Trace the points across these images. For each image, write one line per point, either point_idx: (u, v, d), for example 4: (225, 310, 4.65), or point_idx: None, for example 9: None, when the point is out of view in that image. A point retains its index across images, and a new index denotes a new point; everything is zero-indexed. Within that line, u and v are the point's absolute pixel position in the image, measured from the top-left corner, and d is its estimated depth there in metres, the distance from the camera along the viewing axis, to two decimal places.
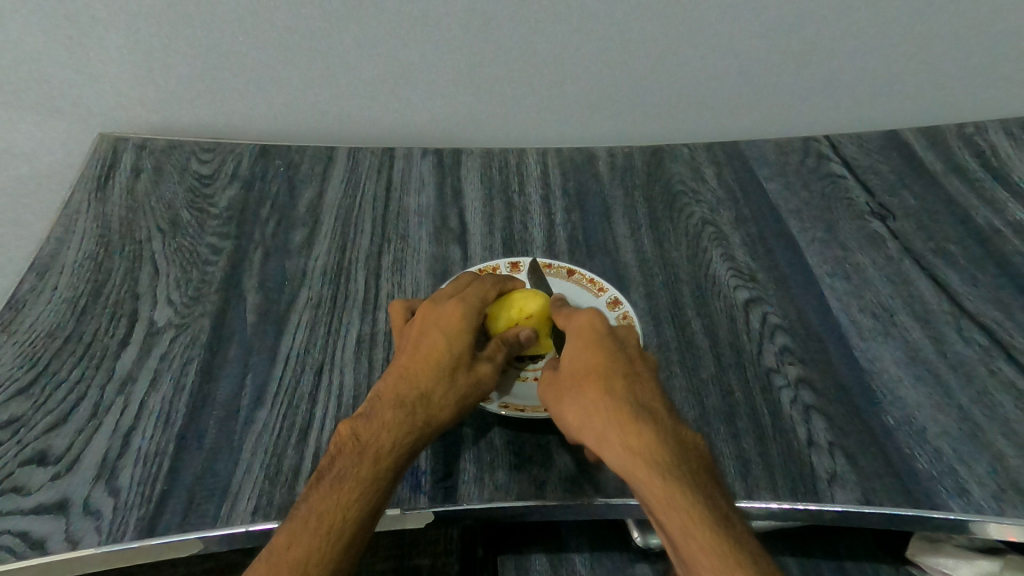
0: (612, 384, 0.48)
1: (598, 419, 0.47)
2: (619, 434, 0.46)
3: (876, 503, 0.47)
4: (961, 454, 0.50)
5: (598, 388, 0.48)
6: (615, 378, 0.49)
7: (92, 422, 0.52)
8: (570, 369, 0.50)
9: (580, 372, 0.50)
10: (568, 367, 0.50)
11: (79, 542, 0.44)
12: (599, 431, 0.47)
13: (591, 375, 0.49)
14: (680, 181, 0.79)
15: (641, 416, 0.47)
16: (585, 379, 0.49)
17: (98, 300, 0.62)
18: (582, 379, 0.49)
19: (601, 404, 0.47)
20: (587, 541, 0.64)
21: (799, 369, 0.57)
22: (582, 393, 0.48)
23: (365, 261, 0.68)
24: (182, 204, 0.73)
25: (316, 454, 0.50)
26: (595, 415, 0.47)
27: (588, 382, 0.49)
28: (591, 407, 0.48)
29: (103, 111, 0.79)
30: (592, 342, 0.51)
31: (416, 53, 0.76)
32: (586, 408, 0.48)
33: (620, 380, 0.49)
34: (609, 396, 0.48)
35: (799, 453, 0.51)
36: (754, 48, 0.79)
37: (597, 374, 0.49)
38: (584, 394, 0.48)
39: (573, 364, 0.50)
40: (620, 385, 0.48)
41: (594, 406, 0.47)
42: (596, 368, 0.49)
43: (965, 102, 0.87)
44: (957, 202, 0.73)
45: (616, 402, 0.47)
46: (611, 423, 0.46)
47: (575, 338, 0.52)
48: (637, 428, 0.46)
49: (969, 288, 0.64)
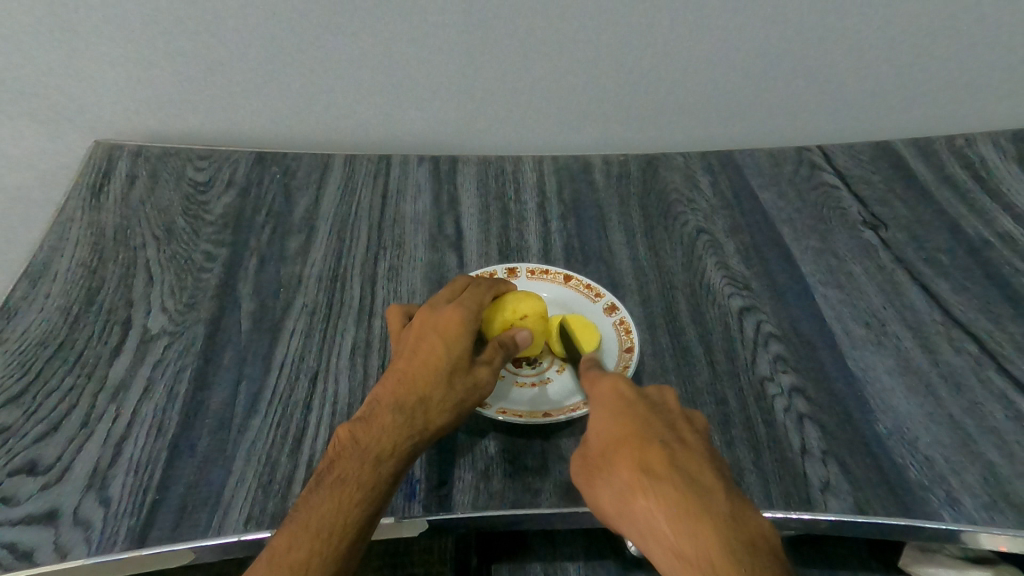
0: (649, 461, 0.45)
1: (639, 508, 0.43)
2: (666, 527, 0.42)
3: (870, 513, 0.47)
4: (953, 464, 0.51)
5: (634, 468, 0.45)
6: (652, 454, 0.45)
7: (84, 430, 0.51)
8: (601, 446, 0.47)
9: (612, 449, 0.46)
10: (599, 444, 0.47)
11: (68, 553, 0.44)
12: (643, 522, 0.43)
13: (625, 452, 0.46)
14: (675, 189, 0.79)
15: (690, 502, 0.43)
16: (619, 457, 0.45)
17: (92, 307, 0.62)
18: (615, 459, 0.46)
19: (641, 489, 0.44)
20: (582, 550, 0.65)
21: (793, 377, 0.57)
22: (616, 474, 0.45)
23: (361, 269, 0.68)
24: (177, 211, 0.73)
25: (310, 463, 0.50)
26: (636, 503, 0.43)
27: (622, 461, 0.45)
28: (630, 491, 0.44)
29: (100, 118, 0.79)
30: (618, 407, 0.48)
31: (414, 62, 0.76)
32: (624, 492, 0.44)
33: (657, 456, 0.45)
34: (648, 477, 0.44)
35: (793, 462, 0.51)
36: (748, 59, 0.80)
37: (631, 450, 0.45)
38: (619, 476, 0.45)
39: (603, 440, 0.47)
40: (658, 460, 0.45)
41: (633, 489, 0.44)
42: (627, 441, 0.46)
43: (956, 114, 0.88)
44: (949, 212, 0.74)
45: (658, 485, 0.43)
46: (655, 512, 0.43)
47: (601, 406, 0.49)
48: (686, 518, 0.42)
49: (960, 298, 0.65)
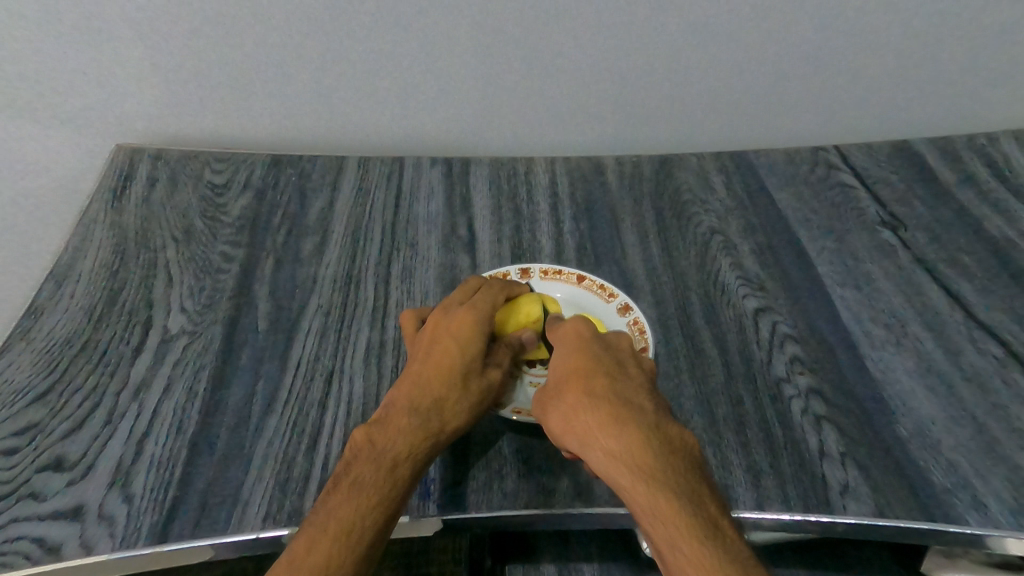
0: (592, 386, 0.50)
1: (579, 424, 0.48)
2: (601, 440, 0.47)
3: (890, 517, 0.47)
4: (978, 467, 0.50)
5: (580, 392, 0.49)
6: (596, 381, 0.50)
7: (107, 429, 0.53)
8: (554, 377, 0.52)
9: (563, 379, 0.51)
10: (554, 376, 0.52)
11: (93, 548, 0.45)
12: (581, 436, 0.47)
13: (574, 380, 0.50)
14: (689, 191, 0.79)
15: (623, 419, 0.47)
16: (568, 384, 0.50)
17: (114, 308, 0.63)
18: (565, 385, 0.51)
19: (582, 410, 0.48)
20: (596, 551, 0.66)
21: (810, 379, 0.57)
22: (564, 399, 0.50)
23: (375, 270, 0.68)
24: (195, 213, 0.74)
25: (326, 461, 0.51)
26: (576, 421, 0.48)
27: (570, 388, 0.50)
28: (573, 412, 0.49)
29: (122, 124, 0.81)
30: (576, 343, 0.53)
31: (427, 63, 0.77)
32: (567, 414, 0.49)
33: (600, 383, 0.50)
34: (589, 400, 0.49)
35: (811, 464, 0.50)
36: (760, 59, 0.79)
37: (579, 380, 0.50)
38: (566, 399, 0.50)
39: (559, 371, 0.52)
40: (603, 386, 0.50)
41: (576, 409, 0.49)
42: (578, 371, 0.51)
43: (975, 113, 0.87)
44: (970, 212, 0.73)
45: (598, 407, 0.48)
46: (592, 428, 0.47)
47: (561, 346, 0.54)
48: (619, 432, 0.47)
49: (983, 298, 0.64)
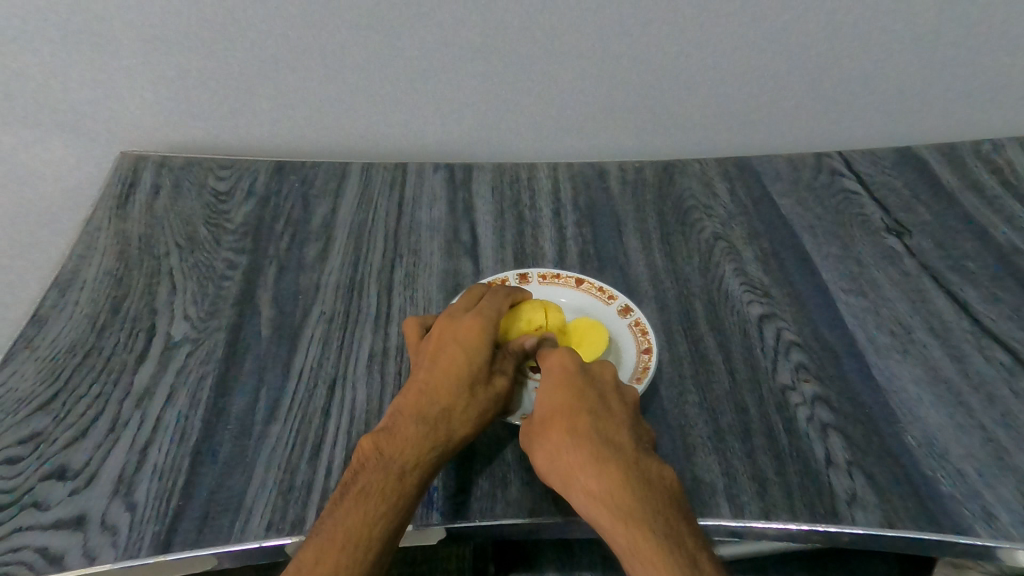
0: (575, 425, 0.48)
1: (563, 464, 0.47)
2: (583, 481, 0.46)
3: (899, 527, 0.46)
4: (987, 477, 0.49)
5: (562, 430, 0.48)
6: (578, 419, 0.49)
7: (110, 437, 0.52)
8: (537, 413, 0.50)
9: (544, 415, 0.50)
10: (537, 412, 0.50)
11: (96, 557, 0.45)
12: (564, 476, 0.47)
13: (556, 418, 0.49)
14: (692, 197, 0.78)
15: (605, 460, 0.47)
16: (550, 422, 0.49)
17: (118, 315, 0.63)
18: (547, 423, 0.49)
19: (564, 450, 0.47)
20: (600, 561, 0.66)
21: (816, 386, 0.56)
22: (547, 437, 0.48)
23: (378, 277, 0.68)
24: (199, 220, 0.74)
25: (329, 470, 0.50)
26: (558, 461, 0.47)
27: (553, 425, 0.49)
28: (556, 451, 0.48)
29: (127, 131, 0.81)
30: (558, 377, 0.51)
31: (430, 69, 0.77)
32: (550, 453, 0.48)
33: (583, 421, 0.49)
34: (571, 438, 0.48)
35: (818, 472, 0.50)
36: (763, 65, 0.79)
37: (562, 418, 0.49)
38: (548, 438, 0.48)
39: (541, 406, 0.50)
40: (585, 424, 0.48)
41: (559, 449, 0.47)
42: (561, 407, 0.50)
43: (980, 119, 0.86)
44: (976, 218, 0.73)
45: (580, 447, 0.47)
46: (575, 468, 0.46)
47: (543, 379, 0.52)
48: (600, 473, 0.46)
49: (990, 305, 0.63)
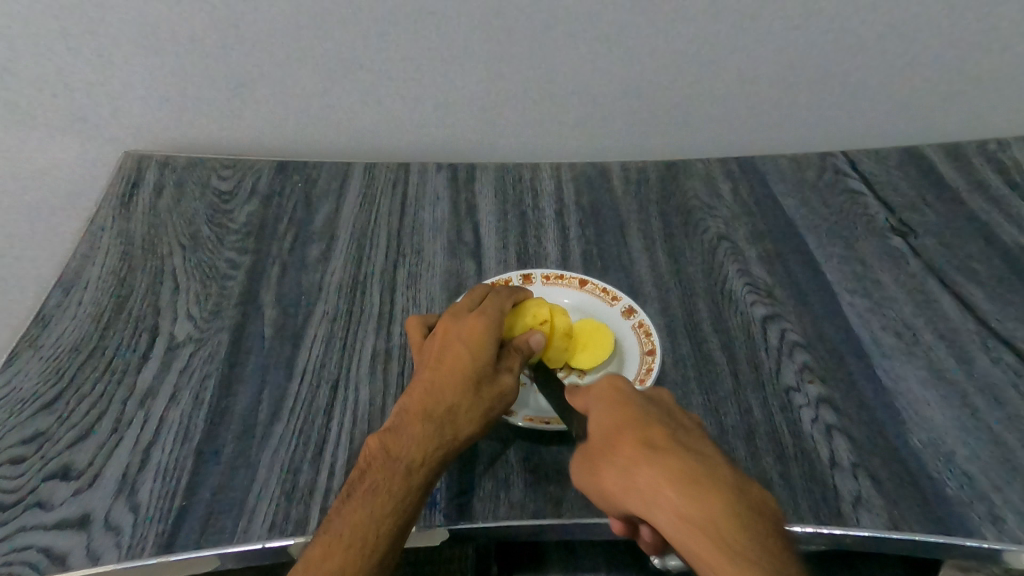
0: (650, 440, 0.46)
1: (643, 481, 0.44)
2: (673, 501, 0.42)
3: (905, 529, 0.46)
4: (994, 479, 0.49)
5: (637, 445, 0.45)
6: (653, 433, 0.46)
7: (114, 437, 0.52)
8: (601, 430, 0.48)
9: (612, 431, 0.47)
10: (601, 428, 0.48)
11: (100, 557, 0.45)
12: (646, 496, 0.43)
13: (627, 432, 0.46)
14: (695, 196, 0.78)
15: (694, 475, 0.43)
16: (620, 437, 0.46)
17: (121, 315, 0.63)
18: (617, 438, 0.46)
19: (645, 466, 0.44)
20: (603, 561, 0.69)
21: (820, 387, 0.56)
22: (620, 452, 0.45)
23: (381, 276, 0.68)
24: (202, 220, 0.74)
25: (332, 470, 0.50)
26: (639, 478, 0.44)
27: (625, 440, 0.46)
28: (634, 467, 0.44)
29: (131, 131, 0.81)
30: (616, 395, 0.50)
31: (433, 68, 0.77)
32: (627, 470, 0.44)
33: (658, 436, 0.46)
34: (650, 453, 0.45)
35: (823, 474, 0.50)
36: (767, 63, 0.79)
37: (634, 432, 0.46)
38: (622, 454, 0.45)
39: (606, 422, 0.48)
40: (661, 439, 0.46)
41: (637, 465, 0.44)
42: (628, 423, 0.47)
43: (985, 119, 0.86)
44: (982, 219, 0.72)
45: (662, 461, 0.44)
46: (659, 486, 0.43)
47: (597, 398, 0.50)
48: (690, 491, 0.42)
49: (996, 306, 0.63)
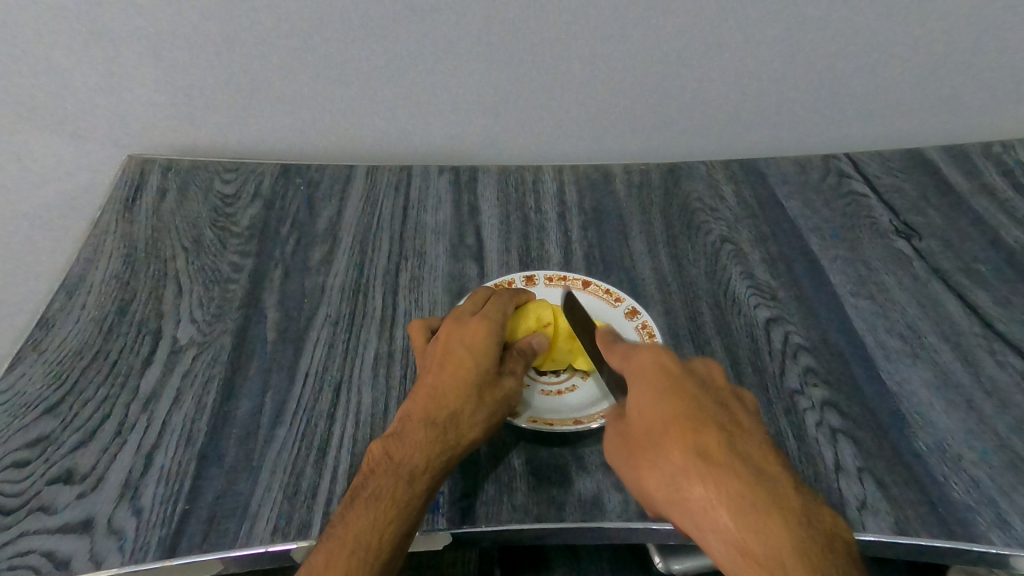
0: (706, 450, 0.44)
1: (694, 498, 0.42)
2: (730, 522, 0.41)
3: (911, 534, 0.45)
4: (1001, 484, 0.49)
5: (692, 455, 0.43)
6: (709, 441, 0.44)
7: (117, 440, 0.52)
8: (651, 429, 0.45)
9: (664, 432, 0.45)
10: (651, 425, 0.45)
11: (102, 562, 0.45)
12: (697, 513, 0.42)
13: (681, 439, 0.44)
14: (698, 199, 0.78)
15: (753, 494, 0.41)
16: (673, 443, 0.44)
17: (124, 319, 0.63)
18: (670, 444, 0.44)
19: (700, 481, 0.42)
20: (607, 558, 0.72)
21: (824, 391, 0.56)
22: (673, 460, 0.44)
23: (383, 280, 0.68)
24: (205, 223, 0.74)
25: (335, 474, 0.50)
26: (694, 494, 0.42)
27: (678, 448, 0.44)
28: (688, 481, 0.43)
29: (135, 135, 0.81)
30: (667, 385, 0.47)
31: (435, 72, 0.77)
32: (680, 483, 0.43)
33: (714, 444, 0.44)
34: (707, 467, 0.43)
35: (827, 479, 0.49)
36: (769, 65, 0.79)
37: (689, 439, 0.44)
38: (675, 463, 0.43)
39: (656, 421, 0.45)
40: (718, 448, 0.44)
41: (692, 478, 0.43)
42: (681, 425, 0.45)
43: (988, 121, 0.86)
44: (987, 222, 0.72)
45: (718, 478, 0.42)
46: (714, 505, 0.42)
47: (644, 385, 0.47)
48: (749, 513, 0.41)
49: (1002, 310, 0.63)
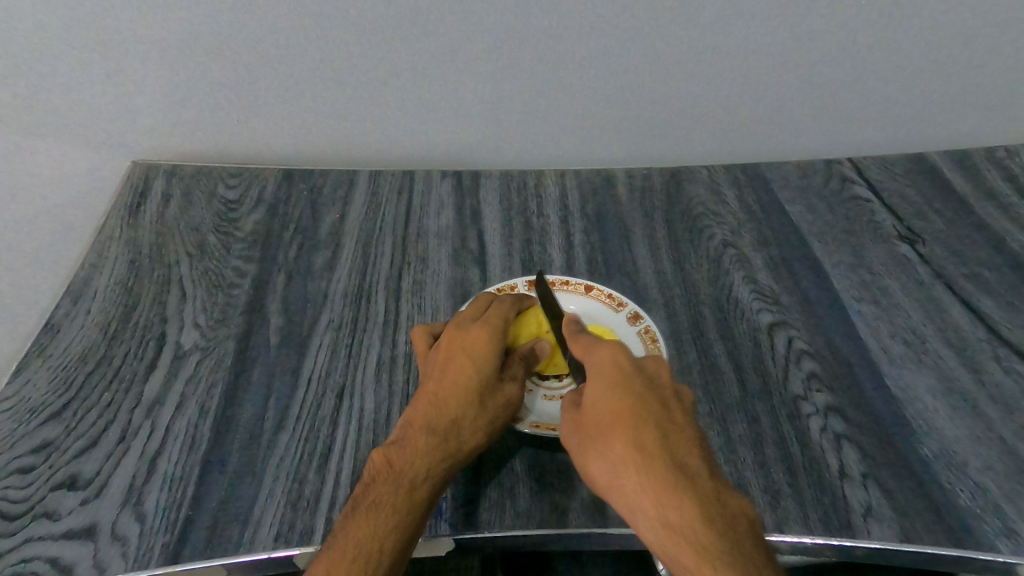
0: (642, 440, 0.46)
1: (628, 486, 0.45)
2: (655, 506, 0.44)
3: (916, 542, 0.45)
4: (1008, 491, 0.48)
5: (628, 445, 0.46)
6: (645, 432, 0.47)
7: (121, 446, 0.53)
8: (596, 418, 0.48)
9: (607, 422, 0.47)
10: (596, 415, 0.48)
11: (106, 568, 0.45)
12: (629, 499, 0.45)
13: (620, 429, 0.47)
14: (700, 203, 0.78)
15: (679, 482, 0.44)
16: (613, 432, 0.47)
17: (128, 324, 0.64)
18: (610, 434, 0.47)
19: (632, 467, 0.45)
20: (610, 565, 0.71)
21: (828, 396, 0.55)
22: (610, 448, 0.46)
23: (386, 284, 0.68)
24: (209, 228, 0.75)
25: (338, 480, 0.50)
26: (626, 480, 0.45)
27: (617, 437, 0.47)
28: (621, 468, 0.45)
29: (140, 141, 0.82)
30: (616, 378, 0.49)
31: (438, 78, 0.78)
32: (614, 469, 0.46)
33: (650, 435, 0.47)
34: (641, 456, 0.46)
35: (832, 485, 0.49)
36: (771, 70, 0.79)
37: (627, 430, 0.47)
38: (612, 451, 0.46)
39: (601, 411, 0.48)
40: (653, 440, 0.46)
41: (625, 464, 0.45)
42: (623, 417, 0.47)
43: (991, 125, 0.86)
44: (990, 226, 0.72)
45: (649, 466, 0.45)
46: (642, 491, 0.44)
47: (597, 378, 0.50)
48: (673, 499, 0.43)
49: (1006, 315, 0.62)
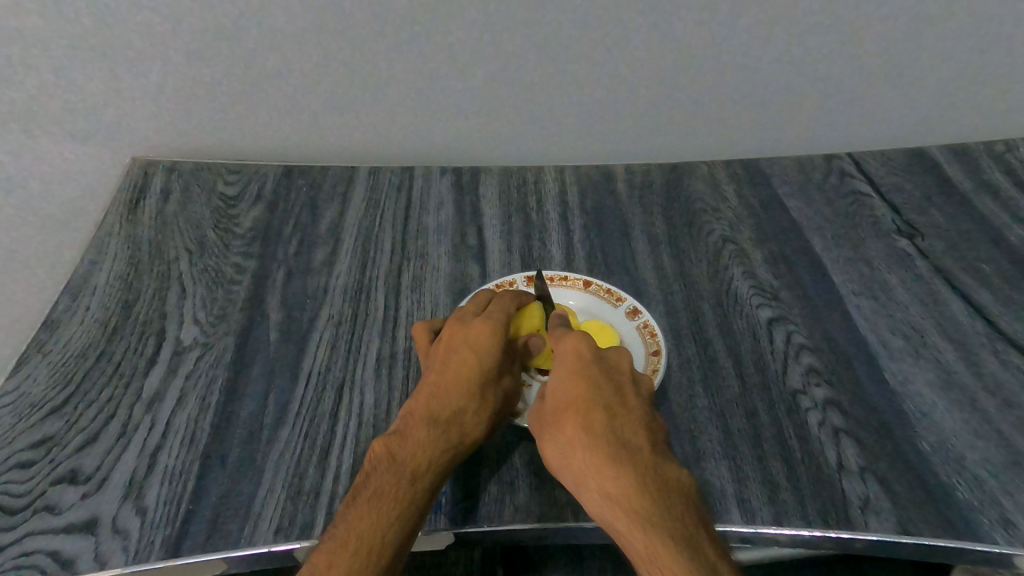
0: (591, 423, 0.48)
1: (574, 464, 0.47)
2: (597, 481, 0.46)
3: (914, 534, 0.45)
4: (1004, 483, 0.49)
5: (577, 427, 0.48)
6: (595, 414, 0.48)
7: (121, 441, 0.53)
8: (553, 404, 0.50)
9: (562, 407, 0.49)
10: (552, 400, 0.50)
11: (107, 561, 0.45)
12: (576, 474, 0.47)
13: (571, 412, 0.49)
14: (699, 199, 0.78)
15: (620, 458, 0.46)
16: (564, 415, 0.49)
17: (127, 320, 0.64)
18: (562, 417, 0.49)
19: (578, 446, 0.47)
20: (610, 564, 0.71)
21: (827, 391, 0.56)
22: (560, 430, 0.48)
23: (385, 280, 0.68)
24: (208, 224, 0.75)
25: (337, 474, 0.50)
26: (573, 458, 0.47)
27: (568, 420, 0.48)
28: (569, 448, 0.47)
29: (139, 138, 0.82)
30: (574, 366, 0.51)
31: (436, 75, 0.78)
32: (563, 450, 0.48)
33: (599, 417, 0.48)
34: (587, 436, 0.47)
35: (830, 478, 0.49)
36: (769, 67, 0.79)
37: (577, 413, 0.49)
38: (563, 433, 0.48)
39: (557, 397, 0.50)
40: (601, 421, 0.48)
41: (572, 444, 0.47)
42: (575, 401, 0.49)
43: (991, 119, 0.86)
44: (990, 221, 0.72)
45: (595, 445, 0.47)
46: (588, 468, 0.46)
47: (560, 369, 0.51)
48: (615, 473, 0.45)
49: (1004, 309, 0.62)
